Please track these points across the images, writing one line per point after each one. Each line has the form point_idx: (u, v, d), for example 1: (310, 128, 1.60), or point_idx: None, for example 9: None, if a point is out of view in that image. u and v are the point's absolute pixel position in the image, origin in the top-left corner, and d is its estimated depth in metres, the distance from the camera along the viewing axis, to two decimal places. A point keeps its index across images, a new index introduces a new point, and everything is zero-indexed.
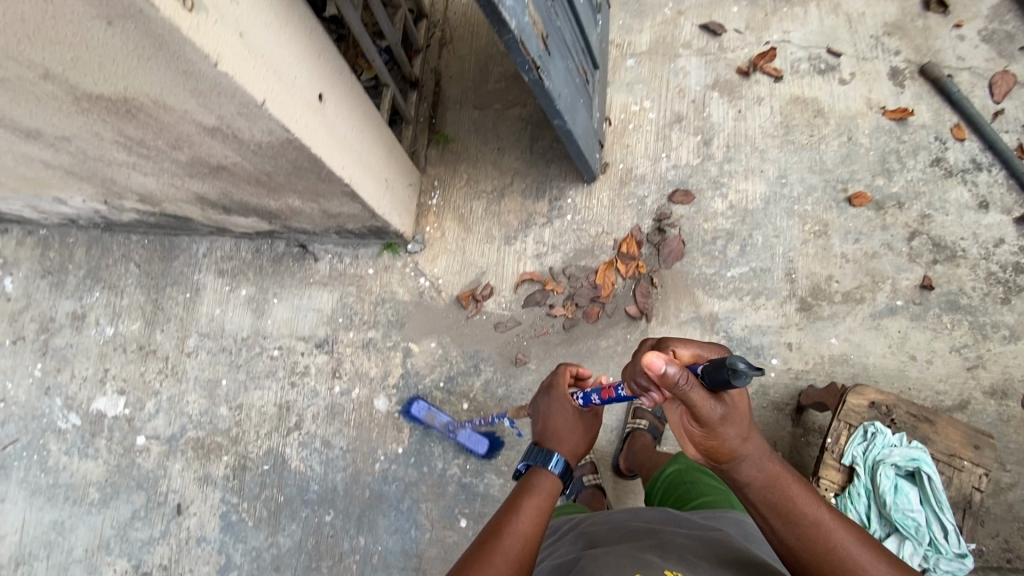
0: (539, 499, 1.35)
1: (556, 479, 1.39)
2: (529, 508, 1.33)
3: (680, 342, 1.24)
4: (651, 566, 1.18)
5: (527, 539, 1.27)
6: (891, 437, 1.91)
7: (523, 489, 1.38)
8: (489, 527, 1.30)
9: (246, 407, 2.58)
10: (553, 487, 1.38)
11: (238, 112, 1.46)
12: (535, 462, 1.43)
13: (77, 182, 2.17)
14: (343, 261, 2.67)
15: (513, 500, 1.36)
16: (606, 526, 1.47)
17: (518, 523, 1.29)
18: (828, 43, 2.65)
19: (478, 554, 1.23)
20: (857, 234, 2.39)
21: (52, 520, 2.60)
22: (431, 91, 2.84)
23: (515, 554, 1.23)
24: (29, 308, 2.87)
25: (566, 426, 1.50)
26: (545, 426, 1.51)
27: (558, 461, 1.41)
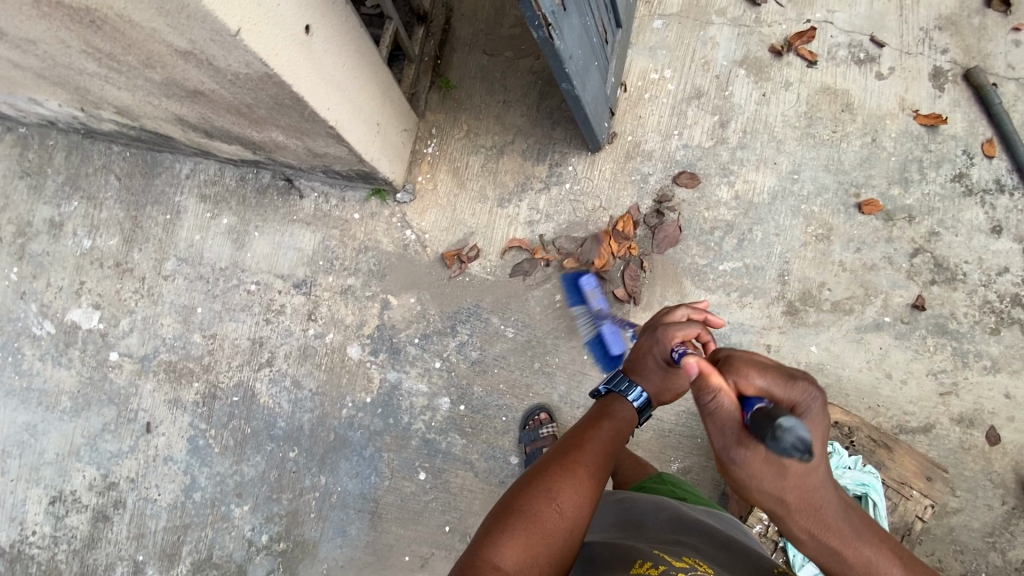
0: (617, 425, 1.40)
1: (633, 414, 1.44)
2: (609, 431, 1.38)
3: (752, 365, 1.04)
4: (669, 550, 1.25)
5: (606, 458, 1.32)
6: (846, 459, 1.94)
7: (604, 411, 1.43)
8: (567, 442, 1.34)
9: (219, 337, 2.58)
10: (632, 418, 1.44)
11: (211, 39, 1.34)
12: (616, 389, 1.45)
13: (50, 86, 2.04)
14: (329, 202, 2.59)
15: (594, 418, 1.42)
16: (625, 499, 1.55)
17: (596, 444, 1.34)
18: (873, 30, 2.45)
19: (559, 465, 1.26)
20: (860, 244, 2.31)
21: (25, 422, 2.66)
22: (440, 28, 2.64)
23: (598, 471, 1.28)
24: (6, 209, 2.79)
25: (655, 369, 1.43)
26: (637, 356, 1.46)
27: (639, 397, 1.44)
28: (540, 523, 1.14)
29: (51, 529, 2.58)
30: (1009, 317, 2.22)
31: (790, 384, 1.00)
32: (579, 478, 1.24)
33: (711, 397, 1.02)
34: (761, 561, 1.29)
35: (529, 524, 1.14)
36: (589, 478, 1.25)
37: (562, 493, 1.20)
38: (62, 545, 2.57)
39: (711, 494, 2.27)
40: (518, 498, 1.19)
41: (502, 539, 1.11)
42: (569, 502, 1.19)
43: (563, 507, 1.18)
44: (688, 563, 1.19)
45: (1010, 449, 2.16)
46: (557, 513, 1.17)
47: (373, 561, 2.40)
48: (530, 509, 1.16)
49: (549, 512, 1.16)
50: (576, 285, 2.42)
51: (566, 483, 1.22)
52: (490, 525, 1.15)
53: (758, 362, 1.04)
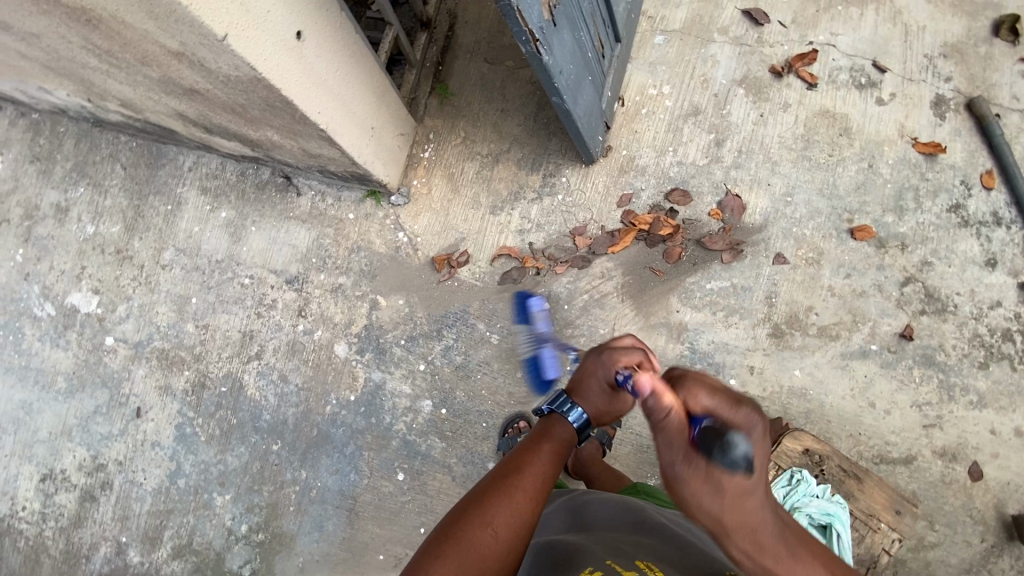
0: (557, 446, 1.42)
1: (573, 432, 1.46)
2: (548, 451, 1.40)
3: (700, 387, 1.10)
4: (623, 554, 1.25)
5: (546, 476, 1.34)
6: (814, 487, 1.89)
7: (543, 433, 1.45)
8: (507, 463, 1.35)
9: (212, 328, 2.63)
10: (571, 437, 1.45)
11: (200, 43, 1.38)
12: (559, 410, 1.47)
13: (57, 77, 2.10)
14: (325, 200, 2.63)
15: (533, 439, 1.44)
16: (594, 503, 1.56)
17: (536, 463, 1.35)
18: (876, 55, 2.44)
19: (497, 487, 1.27)
20: (850, 269, 2.29)
21: (21, 400, 2.74)
22: (443, 35, 2.66)
23: (537, 490, 1.30)
24: (16, 192, 2.88)
25: (597, 391, 1.44)
26: (581, 378, 1.46)
27: (579, 417, 1.46)
28: (476, 547, 1.15)
29: (40, 506, 2.65)
30: (998, 352, 2.19)
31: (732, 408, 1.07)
32: (517, 498, 1.26)
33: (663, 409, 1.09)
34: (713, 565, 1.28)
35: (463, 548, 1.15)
36: (527, 497, 1.27)
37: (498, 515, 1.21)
38: (50, 522, 2.63)
39: None
40: (452, 523, 1.20)
41: (437, 564, 1.12)
42: (506, 524, 1.21)
43: (498, 529, 1.19)
44: (639, 569, 1.19)
45: (993, 486, 2.13)
46: (493, 535, 1.18)
47: (348, 557, 2.43)
48: (463, 533, 1.17)
49: (486, 534, 1.18)
50: (523, 308, 2.33)
51: (502, 505, 1.23)
52: (427, 548, 1.16)
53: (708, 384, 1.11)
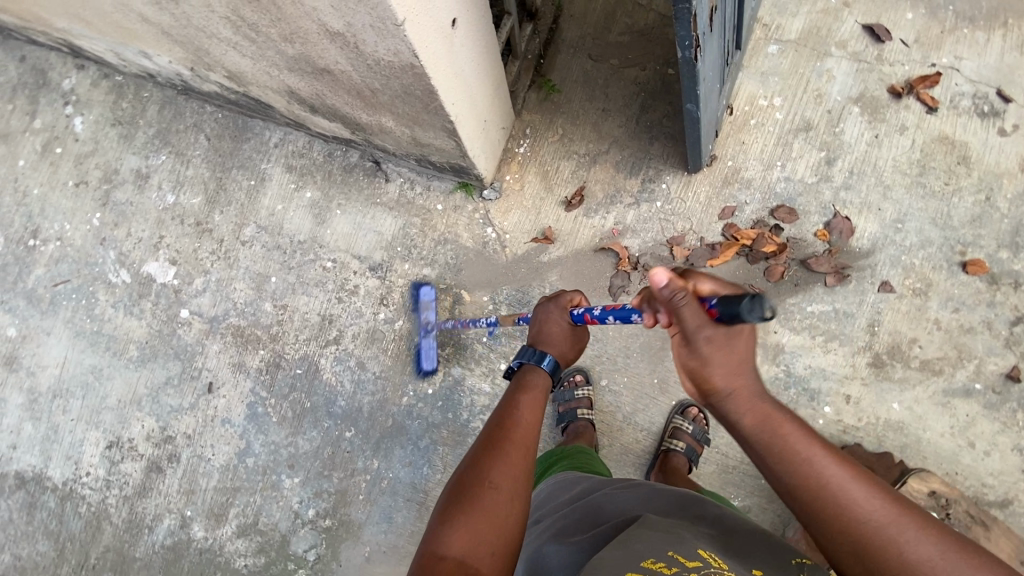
0: (536, 393, 1.46)
1: (546, 376, 1.51)
2: (527, 400, 1.42)
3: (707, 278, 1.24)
4: (685, 543, 1.24)
5: (531, 426, 1.36)
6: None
7: (521, 386, 1.48)
8: (492, 424, 1.36)
9: (290, 309, 2.60)
10: (546, 382, 1.51)
11: (371, 25, 1.30)
12: (529, 360, 1.54)
13: (169, 44, 2.02)
14: (414, 189, 2.59)
15: (510, 395, 1.45)
16: (641, 494, 1.53)
17: (522, 415, 1.37)
18: (1001, 83, 2.35)
19: (490, 447, 1.28)
20: (959, 303, 2.22)
21: (91, 365, 2.72)
22: (547, 26, 2.58)
23: (527, 441, 1.31)
24: (96, 154, 2.84)
25: (561, 332, 1.60)
26: (540, 330, 1.61)
27: (550, 361, 1.53)
28: (480, 509, 1.17)
29: (105, 473, 2.64)
30: None
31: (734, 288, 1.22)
32: (508, 455, 1.27)
33: (680, 287, 1.14)
34: (774, 555, 1.27)
35: (471, 514, 1.17)
36: (517, 451, 1.28)
37: (497, 473, 1.23)
38: (114, 490, 2.63)
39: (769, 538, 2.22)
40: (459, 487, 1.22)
41: (450, 531, 1.15)
42: (504, 480, 1.23)
43: (499, 485, 1.22)
44: (703, 560, 1.17)
45: None
46: (494, 493, 1.20)
47: None
48: (470, 498, 1.19)
49: (489, 495, 1.20)
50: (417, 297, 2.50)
51: (498, 464, 1.25)
52: (435, 521, 1.19)
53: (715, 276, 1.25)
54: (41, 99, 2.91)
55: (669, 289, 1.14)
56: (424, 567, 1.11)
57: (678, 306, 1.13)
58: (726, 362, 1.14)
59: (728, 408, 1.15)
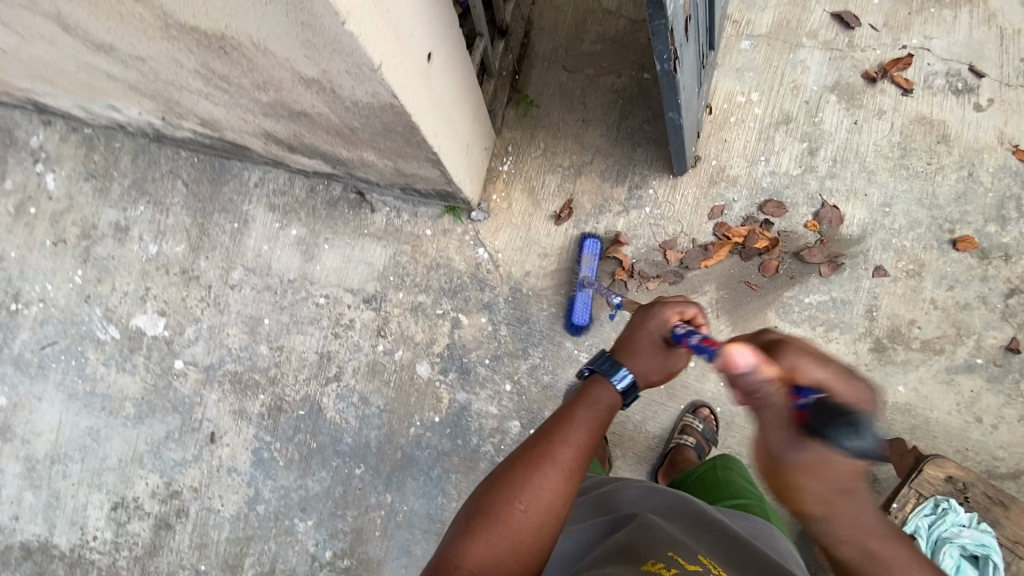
0: (598, 410, 1.34)
1: (617, 395, 1.37)
2: (584, 418, 1.33)
3: (804, 357, 1.09)
4: (685, 548, 1.23)
5: (580, 447, 1.29)
6: (962, 516, 1.81)
7: (582, 397, 1.37)
8: (540, 432, 1.32)
9: (287, 349, 2.56)
10: (615, 401, 1.38)
11: (346, 71, 1.26)
12: (600, 370, 1.39)
13: (138, 97, 1.97)
14: (401, 217, 2.56)
15: (567, 406, 1.37)
16: (643, 490, 1.52)
17: (571, 433, 1.30)
18: (972, 59, 2.38)
19: (525, 462, 1.25)
20: (952, 281, 2.24)
21: (88, 427, 2.66)
22: (519, 42, 2.57)
23: (567, 464, 1.26)
24: (72, 210, 2.78)
25: (649, 347, 1.40)
26: (627, 337, 1.43)
27: (624, 377, 1.38)
28: (504, 528, 1.17)
29: (113, 535, 2.58)
30: None
31: (841, 375, 1.06)
32: (546, 475, 1.23)
33: (768, 377, 1.04)
34: (772, 566, 1.27)
35: (491, 528, 1.17)
36: (557, 475, 1.24)
37: (529, 495, 1.21)
38: (124, 552, 2.56)
39: (791, 533, 2.21)
40: (487, 496, 1.22)
41: (470, 542, 1.16)
42: (535, 503, 1.20)
43: (527, 506, 1.20)
44: (702, 565, 1.17)
45: None
46: (522, 515, 1.19)
47: None
48: (497, 511, 1.19)
49: (515, 514, 1.18)
50: (591, 249, 2.38)
51: (531, 484, 1.22)
52: (457, 529, 1.20)
53: (809, 353, 1.10)
54: (10, 159, 2.85)
55: (747, 375, 1.04)
56: (439, 568, 1.13)
57: (754, 398, 1.06)
58: (819, 484, 0.98)
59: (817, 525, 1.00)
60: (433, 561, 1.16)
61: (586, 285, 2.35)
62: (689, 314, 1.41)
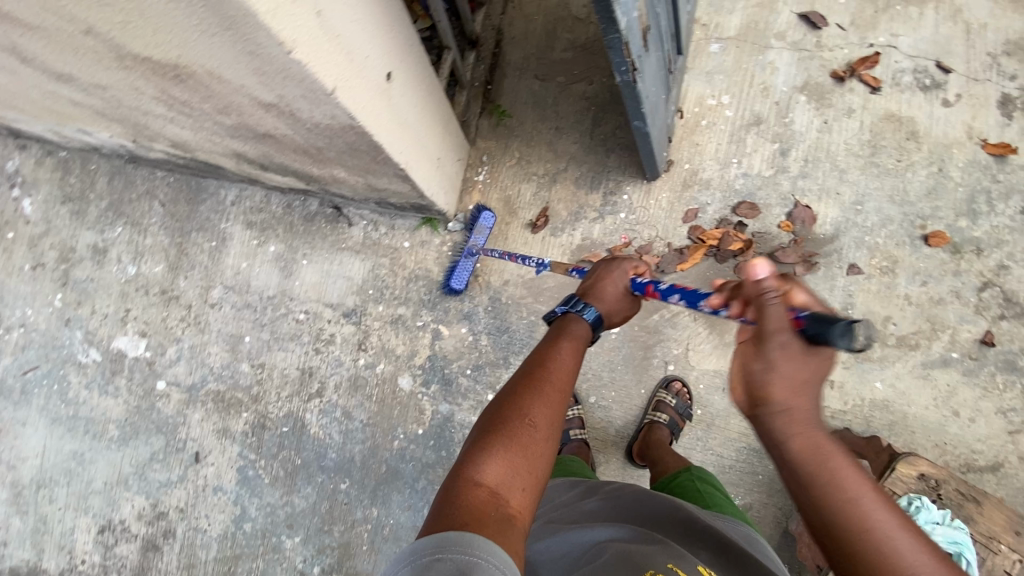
0: (577, 341, 1.41)
1: (588, 329, 1.45)
2: (568, 347, 1.39)
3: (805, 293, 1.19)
4: (684, 559, 1.25)
5: (572, 373, 1.34)
6: (935, 513, 1.81)
7: (560, 331, 1.44)
8: (531, 361, 1.35)
9: (268, 366, 2.56)
10: (586, 335, 1.45)
11: (302, 96, 1.27)
12: (573, 310, 1.48)
13: (106, 122, 1.96)
14: (378, 230, 2.56)
15: (552, 340, 1.42)
16: (640, 499, 1.54)
17: (562, 361, 1.35)
18: (939, 55, 2.39)
19: (528, 385, 1.27)
20: (926, 276, 2.26)
21: (72, 451, 2.64)
22: (490, 52, 2.58)
23: (564, 387, 1.30)
24: (49, 234, 2.77)
25: (615, 293, 1.53)
26: (595, 283, 1.55)
27: (592, 314, 1.47)
28: (517, 441, 1.16)
29: (101, 558, 2.57)
30: None
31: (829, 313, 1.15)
32: (547, 395, 1.26)
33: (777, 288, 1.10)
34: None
35: (509, 444, 1.15)
36: (557, 395, 1.27)
37: (535, 410, 1.22)
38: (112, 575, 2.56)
39: (774, 532, 2.23)
40: (495, 418, 1.21)
41: (484, 459, 1.13)
42: (542, 419, 1.21)
43: (536, 422, 1.20)
44: None
45: None
46: (532, 428, 1.19)
47: None
48: (508, 429, 1.18)
49: (526, 431, 1.18)
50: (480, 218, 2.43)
51: (537, 404, 1.23)
52: (469, 448, 1.17)
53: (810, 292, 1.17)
54: None
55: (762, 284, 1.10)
56: (455, 488, 1.09)
57: (766, 302, 1.07)
58: (796, 378, 1.04)
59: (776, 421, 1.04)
60: (446, 488, 1.10)
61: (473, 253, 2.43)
62: (640, 269, 1.57)
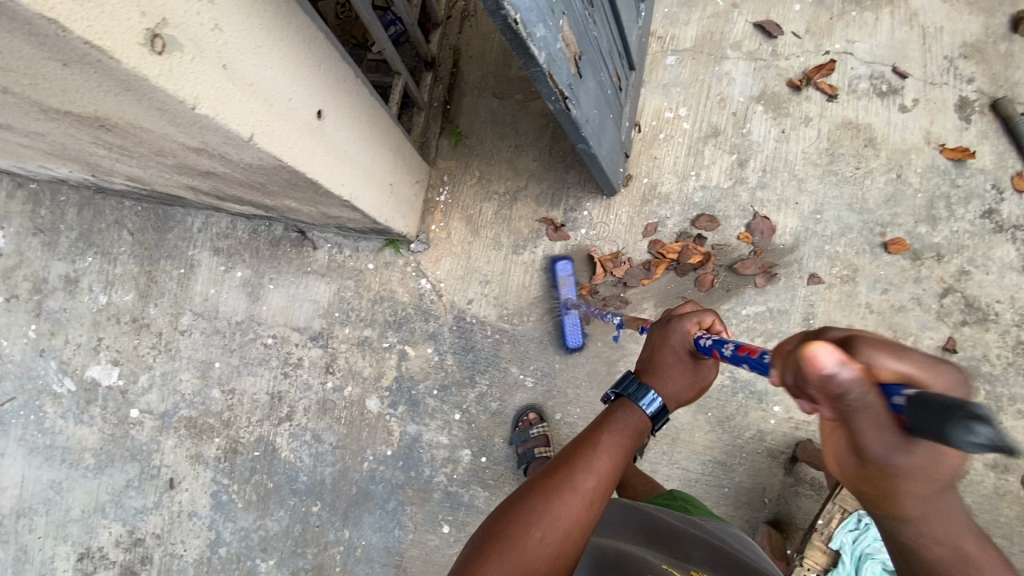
0: (618, 435, 1.25)
1: (644, 418, 1.30)
2: (603, 447, 1.22)
3: (883, 349, 0.77)
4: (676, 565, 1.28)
5: (602, 477, 1.17)
6: None
7: (605, 422, 1.28)
8: (559, 458, 1.21)
9: (238, 392, 2.58)
10: (643, 425, 1.30)
11: (223, 142, 1.28)
12: (626, 394, 1.34)
13: (60, 161, 1.98)
14: (343, 252, 2.58)
15: (588, 433, 1.26)
16: (622, 510, 1.56)
17: (590, 461, 1.19)
18: (895, 60, 2.37)
19: (544, 488, 1.14)
20: (887, 284, 2.25)
21: (50, 480, 2.68)
22: (448, 72, 2.60)
23: (588, 493, 1.14)
24: (22, 266, 2.80)
25: (676, 364, 1.34)
26: (652, 356, 1.37)
27: (652, 402, 1.31)
28: (520, 555, 1.05)
29: None
30: None
31: (926, 360, 0.77)
32: (564, 503, 1.12)
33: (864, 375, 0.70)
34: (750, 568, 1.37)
35: (509, 557, 1.04)
36: (579, 504, 1.12)
37: (548, 521, 1.09)
38: None
39: None
40: (503, 520, 1.11)
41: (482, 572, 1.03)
42: (553, 531, 1.08)
43: (545, 535, 1.08)
44: None
45: None
46: (539, 544, 1.07)
47: None
48: (511, 537, 1.07)
49: (531, 544, 1.06)
50: (553, 271, 2.41)
51: (551, 509, 1.10)
52: (470, 553, 1.08)
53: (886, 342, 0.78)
54: None
55: (846, 378, 0.69)
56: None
57: (850, 408, 0.72)
58: (924, 483, 0.81)
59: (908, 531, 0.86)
60: None
61: (570, 307, 2.36)
62: (704, 323, 1.34)
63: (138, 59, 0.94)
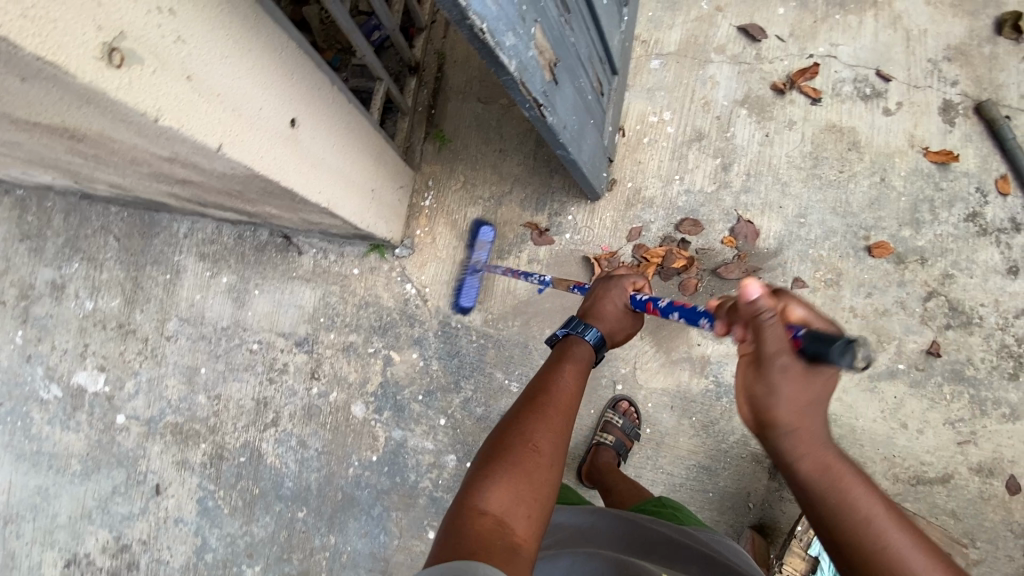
0: (579, 364, 1.43)
1: (591, 351, 1.47)
2: (571, 369, 1.39)
3: (795, 300, 1.14)
4: None
5: (573, 393, 1.35)
6: None
7: (565, 354, 1.45)
8: (534, 386, 1.36)
9: (224, 398, 2.58)
10: (589, 357, 1.47)
11: (193, 152, 1.28)
12: (575, 332, 1.50)
13: (40, 168, 1.98)
14: (328, 257, 2.58)
15: (553, 362, 1.43)
16: (617, 521, 1.54)
17: (562, 382, 1.36)
18: (879, 63, 2.37)
19: (528, 408, 1.27)
20: (871, 288, 2.25)
21: (37, 486, 2.68)
22: (433, 77, 2.60)
23: (565, 407, 1.30)
24: (8, 272, 2.80)
25: (614, 312, 1.56)
26: (594, 304, 1.58)
27: (595, 334, 1.50)
28: (522, 462, 1.15)
29: None
30: None
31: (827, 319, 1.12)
32: (550, 417, 1.25)
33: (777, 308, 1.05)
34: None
35: (513, 469, 1.13)
36: (559, 415, 1.27)
37: (538, 434, 1.21)
38: None
39: None
40: (498, 441, 1.21)
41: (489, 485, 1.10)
42: (545, 444, 1.20)
43: (540, 446, 1.19)
44: None
45: None
46: (538, 454, 1.17)
47: None
48: (510, 453, 1.16)
49: (530, 455, 1.16)
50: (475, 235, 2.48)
51: (538, 425, 1.23)
52: (475, 472, 1.15)
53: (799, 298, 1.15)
54: None
55: (763, 307, 1.02)
56: (458, 518, 1.05)
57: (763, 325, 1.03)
58: (805, 393, 1.06)
59: (784, 445, 1.07)
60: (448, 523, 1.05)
61: (478, 269, 2.47)
62: (637, 285, 1.61)
63: (97, 73, 0.94)
